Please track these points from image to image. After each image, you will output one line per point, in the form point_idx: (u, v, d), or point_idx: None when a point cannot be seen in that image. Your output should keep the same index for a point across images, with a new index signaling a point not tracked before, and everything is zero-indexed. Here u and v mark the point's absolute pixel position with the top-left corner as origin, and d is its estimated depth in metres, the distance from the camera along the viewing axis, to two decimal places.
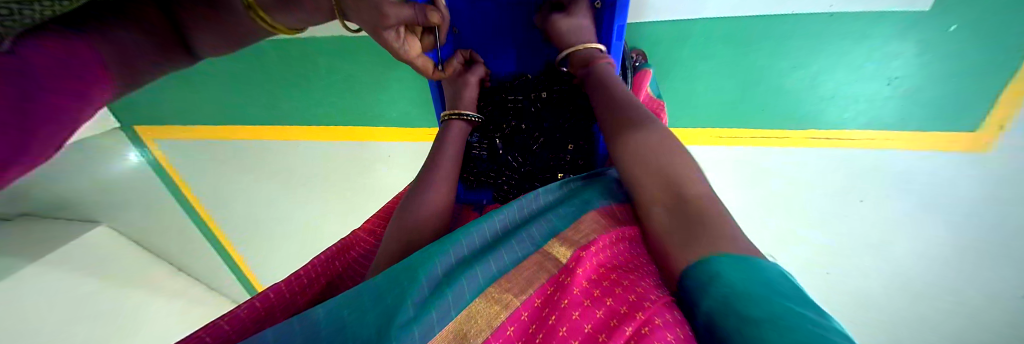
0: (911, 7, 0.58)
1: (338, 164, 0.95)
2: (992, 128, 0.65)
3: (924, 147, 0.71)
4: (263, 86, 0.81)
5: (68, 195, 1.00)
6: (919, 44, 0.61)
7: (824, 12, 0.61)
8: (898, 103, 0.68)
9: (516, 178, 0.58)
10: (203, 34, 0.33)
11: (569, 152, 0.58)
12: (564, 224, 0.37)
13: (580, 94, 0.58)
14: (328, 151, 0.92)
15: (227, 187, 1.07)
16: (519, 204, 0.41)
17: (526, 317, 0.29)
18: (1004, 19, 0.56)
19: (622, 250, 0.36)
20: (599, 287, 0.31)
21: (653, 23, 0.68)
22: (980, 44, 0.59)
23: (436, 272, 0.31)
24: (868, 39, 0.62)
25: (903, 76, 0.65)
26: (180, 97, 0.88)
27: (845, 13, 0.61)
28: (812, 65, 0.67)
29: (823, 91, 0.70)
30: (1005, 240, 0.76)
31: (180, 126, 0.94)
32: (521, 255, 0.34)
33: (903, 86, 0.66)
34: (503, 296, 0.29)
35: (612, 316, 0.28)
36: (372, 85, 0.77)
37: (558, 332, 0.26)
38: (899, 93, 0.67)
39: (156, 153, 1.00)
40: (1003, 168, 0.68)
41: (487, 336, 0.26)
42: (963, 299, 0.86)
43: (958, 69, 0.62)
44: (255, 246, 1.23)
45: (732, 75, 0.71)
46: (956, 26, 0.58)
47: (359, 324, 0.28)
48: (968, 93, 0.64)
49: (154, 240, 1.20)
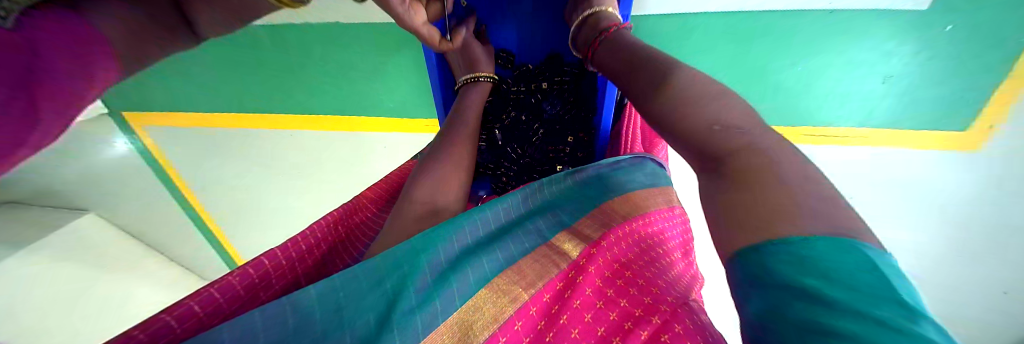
0: (909, 6, 0.58)
1: (334, 154, 0.94)
2: (983, 127, 0.66)
3: (916, 145, 0.72)
4: (255, 73, 0.80)
5: (54, 183, 0.97)
6: (916, 43, 0.61)
7: (823, 8, 0.61)
8: (893, 101, 0.69)
9: (516, 170, 0.57)
10: (205, 16, 0.35)
11: (570, 145, 0.57)
12: (572, 218, 0.39)
13: (582, 86, 0.59)
14: (323, 141, 0.91)
15: (220, 176, 1.05)
16: (520, 196, 0.42)
17: (535, 312, 0.29)
18: (1000, 19, 0.56)
19: (633, 246, 0.37)
20: (613, 287, 0.32)
21: (654, 17, 0.67)
22: (976, 44, 0.59)
23: (437, 260, 0.31)
24: (867, 37, 0.63)
25: (897, 74, 0.65)
26: (168, 83, 0.85)
27: (845, 10, 0.61)
28: (808, 62, 0.68)
29: (819, 88, 0.70)
30: (994, 234, 0.78)
31: (170, 113, 0.91)
32: (526, 247, 0.35)
33: (898, 84, 0.66)
34: (511, 289, 0.29)
35: (625, 318, 0.29)
36: (368, 74, 0.76)
37: (571, 333, 0.27)
38: (893, 91, 0.68)
39: (145, 140, 0.98)
40: (995, 165, 0.70)
41: (494, 330, 0.26)
42: (949, 293, 0.89)
43: (953, 69, 0.63)
44: (250, 236, 1.22)
45: (731, 70, 0.71)
46: (952, 26, 0.59)
47: (358, 309, 0.26)
48: (962, 92, 0.65)
49: (145, 229, 1.18)
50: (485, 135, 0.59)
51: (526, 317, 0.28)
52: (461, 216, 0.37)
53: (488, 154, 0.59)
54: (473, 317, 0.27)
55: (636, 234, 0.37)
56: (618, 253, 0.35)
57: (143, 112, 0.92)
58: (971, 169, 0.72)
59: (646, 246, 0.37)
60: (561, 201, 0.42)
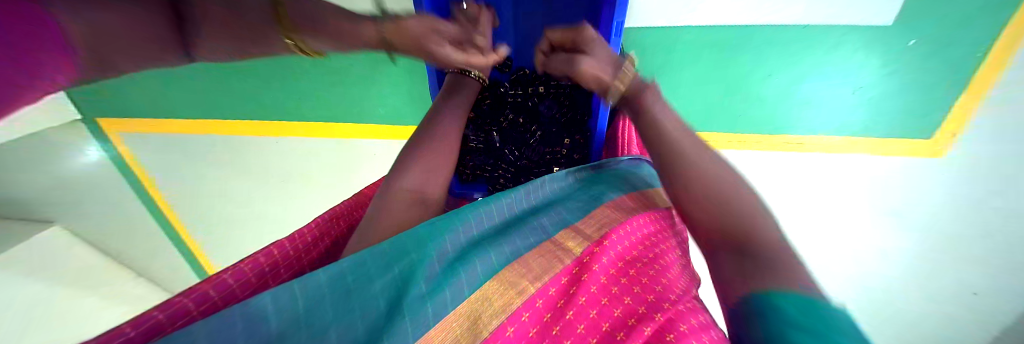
0: (876, 22, 0.63)
1: (321, 162, 0.92)
2: (946, 135, 0.71)
3: (888, 152, 0.76)
4: (242, 78, 0.78)
5: (16, 192, 0.91)
6: (883, 56, 0.66)
7: (797, 24, 0.65)
8: (866, 110, 0.72)
9: (513, 171, 0.59)
10: (211, 40, 0.29)
11: (567, 148, 0.59)
12: (577, 216, 0.38)
13: (579, 90, 0.61)
14: (311, 148, 0.89)
15: (199, 185, 1.01)
16: (527, 190, 0.42)
17: (541, 305, 0.29)
18: (957, 35, 0.61)
19: (635, 243, 0.37)
20: (619, 285, 0.32)
21: (643, 29, 0.70)
22: (937, 58, 0.64)
23: (443, 252, 0.31)
24: (840, 49, 0.67)
25: (867, 85, 0.69)
26: (148, 88, 0.82)
27: (817, 26, 0.65)
28: (786, 73, 0.71)
29: (796, 98, 0.74)
30: (963, 237, 0.82)
31: (149, 119, 0.88)
32: (534, 240, 0.35)
33: (869, 94, 0.70)
34: (518, 282, 0.29)
35: (630, 315, 0.29)
36: (362, 80, 0.75)
37: (576, 329, 0.28)
38: (865, 101, 0.71)
39: (121, 148, 0.93)
40: (961, 171, 0.74)
41: (502, 320, 0.26)
42: (931, 297, 0.92)
43: (920, 80, 0.67)
44: (229, 249, 1.17)
45: (715, 80, 0.74)
46: (915, 40, 0.63)
47: (369, 293, 0.26)
48: (927, 103, 0.69)
49: (114, 243, 1.12)
50: (483, 138, 0.60)
51: (533, 308, 0.28)
52: (465, 211, 0.37)
53: (485, 156, 0.60)
54: (480, 306, 0.27)
55: (638, 232, 0.38)
56: (623, 249, 0.36)
57: (119, 117, 0.88)
58: (940, 175, 0.76)
59: (647, 245, 0.38)
60: (562, 199, 0.43)
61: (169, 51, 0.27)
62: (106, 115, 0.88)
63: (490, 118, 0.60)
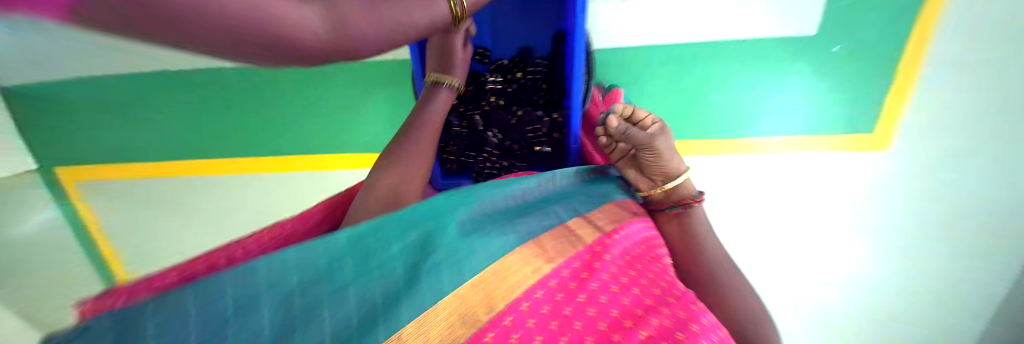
0: (802, 32, 0.73)
1: (285, 200, 0.89)
2: (892, 122, 0.77)
3: (851, 146, 0.81)
4: (219, 117, 0.79)
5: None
6: (816, 62, 0.75)
7: (736, 39, 0.74)
8: (815, 110, 0.79)
9: (496, 153, 0.63)
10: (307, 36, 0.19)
11: (546, 127, 0.61)
12: (585, 210, 0.46)
13: (557, 70, 0.62)
14: (275, 185, 0.87)
15: (158, 237, 0.95)
16: (535, 184, 0.49)
17: (553, 284, 0.35)
18: (870, 35, 0.72)
19: (638, 239, 0.44)
20: (628, 276, 0.39)
21: (612, 50, 0.76)
22: (862, 56, 0.73)
23: (464, 224, 0.39)
24: (778, 58, 0.75)
25: (811, 87, 0.77)
26: (119, 133, 0.82)
27: (753, 40, 0.74)
28: (738, 83, 0.78)
29: (753, 104, 0.80)
30: (960, 214, 0.82)
31: (111, 166, 0.86)
32: (541, 225, 0.42)
33: (815, 94, 0.78)
34: (531, 263, 0.36)
35: (637, 305, 0.37)
36: (343, 110, 0.77)
37: (589, 311, 0.35)
38: (814, 101, 0.78)
39: (80, 204, 0.89)
40: (907, 164, 0.80)
41: (516, 296, 0.32)
42: (958, 285, 0.88)
43: (855, 76, 0.75)
44: None
45: (678, 94, 0.80)
46: (838, 46, 0.73)
47: (382, 256, 0.33)
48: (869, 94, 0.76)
49: None
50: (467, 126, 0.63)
51: (553, 291, 0.35)
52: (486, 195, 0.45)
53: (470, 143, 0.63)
54: (494, 284, 0.33)
55: (641, 233, 0.46)
56: (631, 243, 0.43)
57: (78, 166, 0.85)
58: (891, 170, 0.81)
59: (649, 244, 0.45)
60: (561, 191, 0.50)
61: (253, 36, 0.17)
62: (66, 165, 0.85)
63: (471, 104, 0.62)
